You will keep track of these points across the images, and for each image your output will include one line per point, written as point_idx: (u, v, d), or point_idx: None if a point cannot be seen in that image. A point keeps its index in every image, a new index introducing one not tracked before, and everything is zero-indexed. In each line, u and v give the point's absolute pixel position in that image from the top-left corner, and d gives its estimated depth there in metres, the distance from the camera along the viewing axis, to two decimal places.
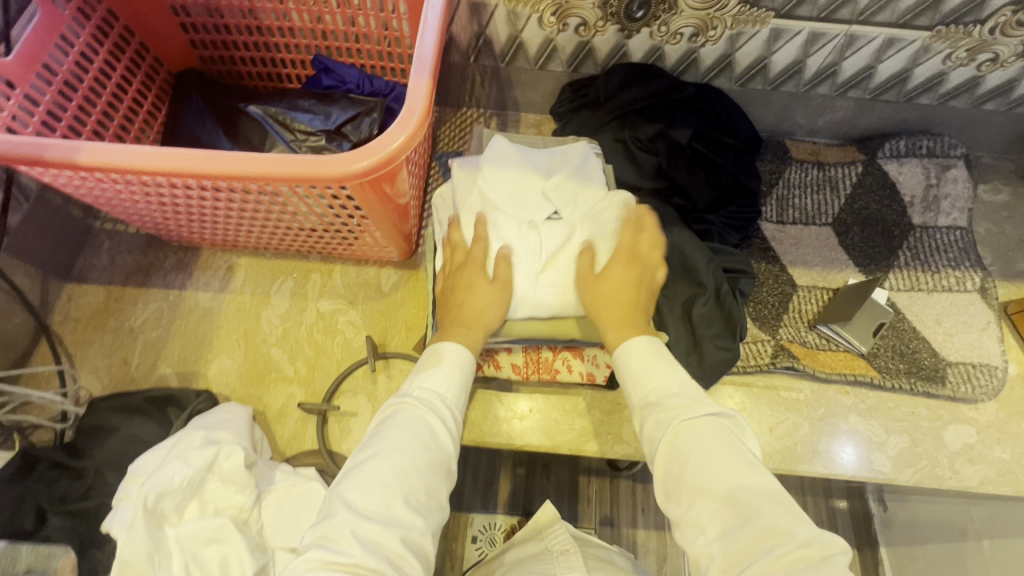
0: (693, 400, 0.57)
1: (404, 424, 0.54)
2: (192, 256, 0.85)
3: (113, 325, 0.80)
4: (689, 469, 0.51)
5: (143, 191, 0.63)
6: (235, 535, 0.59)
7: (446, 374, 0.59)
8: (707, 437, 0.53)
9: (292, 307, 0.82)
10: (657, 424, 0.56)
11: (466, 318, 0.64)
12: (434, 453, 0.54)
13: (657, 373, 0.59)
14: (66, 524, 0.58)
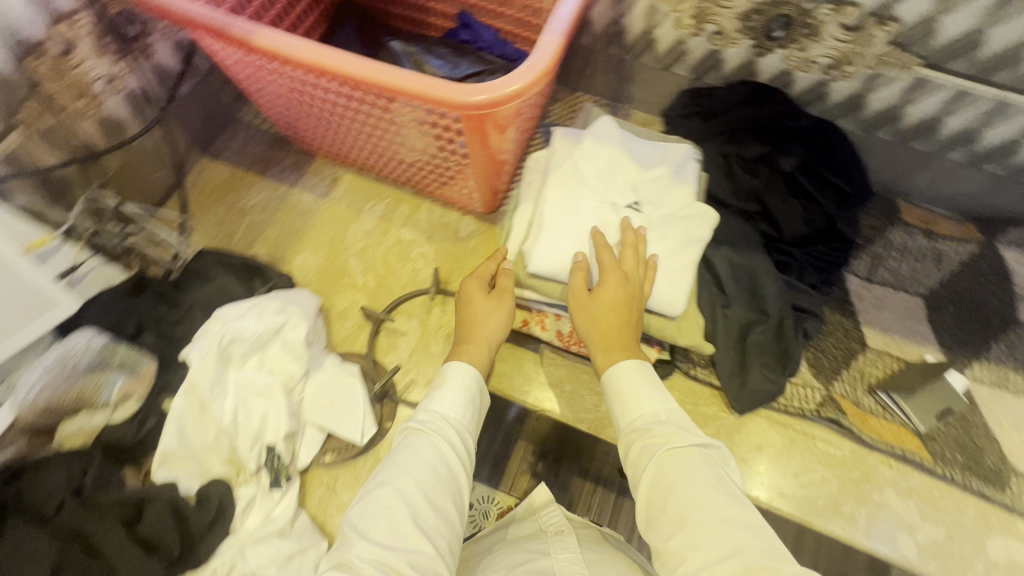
0: (681, 427, 0.57)
1: (414, 446, 0.58)
2: (308, 161, 0.95)
3: (229, 200, 0.91)
4: (677, 498, 0.52)
5: (289, 85, 0.72)
6: (281, 396, 0.66)
7: (456, 396, 0.63)
8: (694, 465, 0.54)
9: (377, 227, 0.90)
10: (646, 449, 0.57)
11: (469, 333, 0.69)
12: (444, 476, 0.57)
13: (645, 398, 0.60)
14: (156, 343, 0.68)
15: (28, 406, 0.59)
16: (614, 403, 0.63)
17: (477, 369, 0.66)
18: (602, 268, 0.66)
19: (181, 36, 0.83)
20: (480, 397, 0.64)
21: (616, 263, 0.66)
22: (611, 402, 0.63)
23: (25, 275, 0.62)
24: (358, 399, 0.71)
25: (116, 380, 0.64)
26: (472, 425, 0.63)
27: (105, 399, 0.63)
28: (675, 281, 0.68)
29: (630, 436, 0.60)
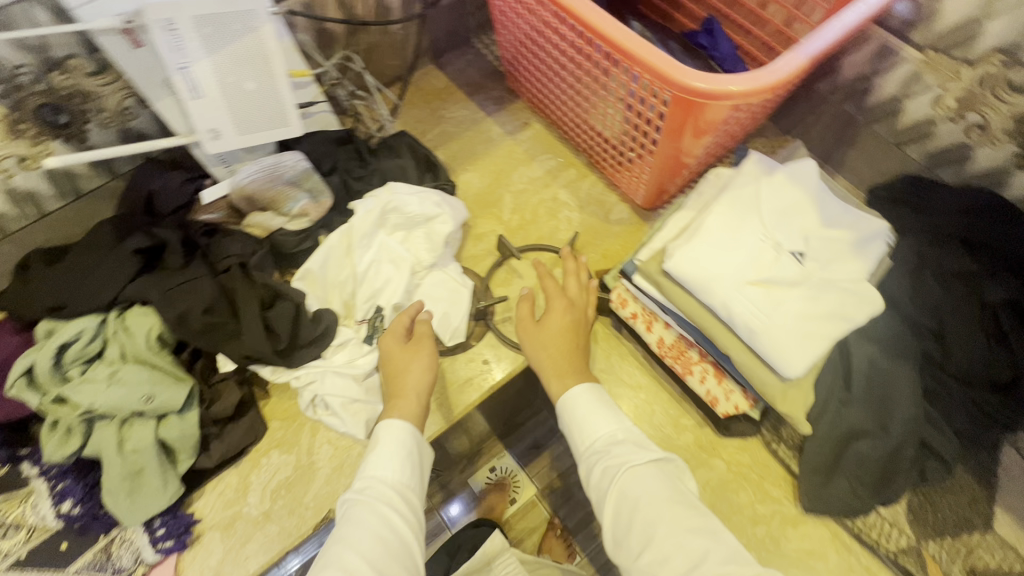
0: (635, 445, 0.62)
1: (358, 517, 0.58)
2: (511, 100, 1.02)
3: (434, 106, 1.02)
4: (642, 513, 0.57)
5: (533, 23, 0.80)
6: (407, 272, 0.75)
7: (396, 460, 0.63)
8: (652, 480, 0.59)
9: (541, 178, 0.94)
10: (607, 471, 0.61)
11: (397, 383, 0.68)
12: (395, 545, 0.57)
13: (597, 424, 0.64)
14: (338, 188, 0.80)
15: (240, 188, 0.74)
16: (569, 432, 0.66)
17: (411, 422, 0.65)
18: (551, 300, 0.75)
19: None
20: (418, 453, 0.64)
21: (559, 290, 0.76)
22: (567, 433, 0.67)
23: (280, 95, 0.75)
24: (461, 310, 0.77)
25: (301, 201, 0.76)
26: (415, 482, 0.63)
27: (288, 211, 0.76)
28: (802, 344, 0.63)
29: (587, 461, 0.63)
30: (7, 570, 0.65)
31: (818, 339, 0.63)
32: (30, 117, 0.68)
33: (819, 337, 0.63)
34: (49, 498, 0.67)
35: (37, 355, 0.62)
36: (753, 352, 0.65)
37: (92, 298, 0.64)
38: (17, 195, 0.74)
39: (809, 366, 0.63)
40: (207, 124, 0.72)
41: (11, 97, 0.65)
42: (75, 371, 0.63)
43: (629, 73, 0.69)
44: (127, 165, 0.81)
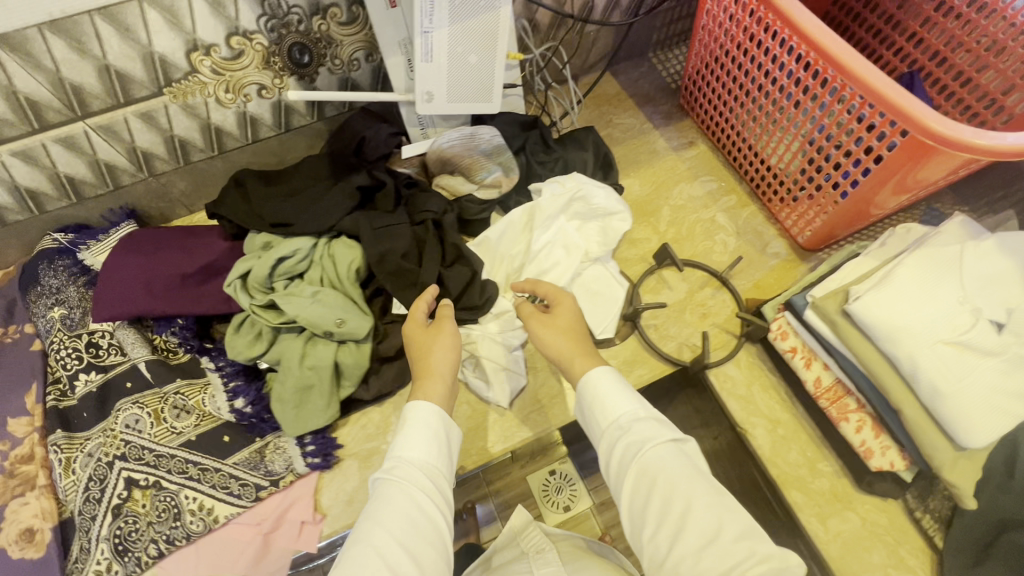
0: (658, 425, 0.57)
1: (389, 497, 0.53)
2: (679, 118, 1.04)
3: (603, 109, 1.04)
4: (659, 492, 0.51)
5: (746, 49, 0.82)
6: (577, 259, 0.77)
7: (426, 439, 0.57)
8: (673, 463, 0.53)
9: (701, 198, 0.95)
10: (625, 450, 0.56)
11: (423, 364, 0.63)
12: (422, 525, 0.52)
13: (619, 400, 0.58)
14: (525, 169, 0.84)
15: (438, 151, 0.80)
16: (587, 410, 0.61)
17: (437, 402, 0.60)
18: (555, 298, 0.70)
19: None
20: (447, 430, 0.59)
21: (560, 291, 0.71)
22: (584, 410, 0.61)
23: (494, 72, 0.79)
24: (614, 307, 0.80)
25: (492, 171, 0.81)
26: (444, 460, 0.58)
27: (479, 180, 0.81)
28: (987, 416, 0.61)
29: (606, 437, 0.58)
30: (179, 448, 0.72)
31: (1005, 416, 0.60)
32: (282, 52, 0.75)
33: (1006, 413, 0.61)
34: (225, 393, 0.74)
35: (259, 261, 0.70)
36: (928, 412, 0.63)
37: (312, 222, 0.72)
38: (244, 119, 0.82)
39: (989, 440, 0.61)
40: (425, 86, 0.78)
41: (276, 32, 0.72)
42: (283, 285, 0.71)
43: (858, 110, 0.70)
44: (335, 111, 0.88)
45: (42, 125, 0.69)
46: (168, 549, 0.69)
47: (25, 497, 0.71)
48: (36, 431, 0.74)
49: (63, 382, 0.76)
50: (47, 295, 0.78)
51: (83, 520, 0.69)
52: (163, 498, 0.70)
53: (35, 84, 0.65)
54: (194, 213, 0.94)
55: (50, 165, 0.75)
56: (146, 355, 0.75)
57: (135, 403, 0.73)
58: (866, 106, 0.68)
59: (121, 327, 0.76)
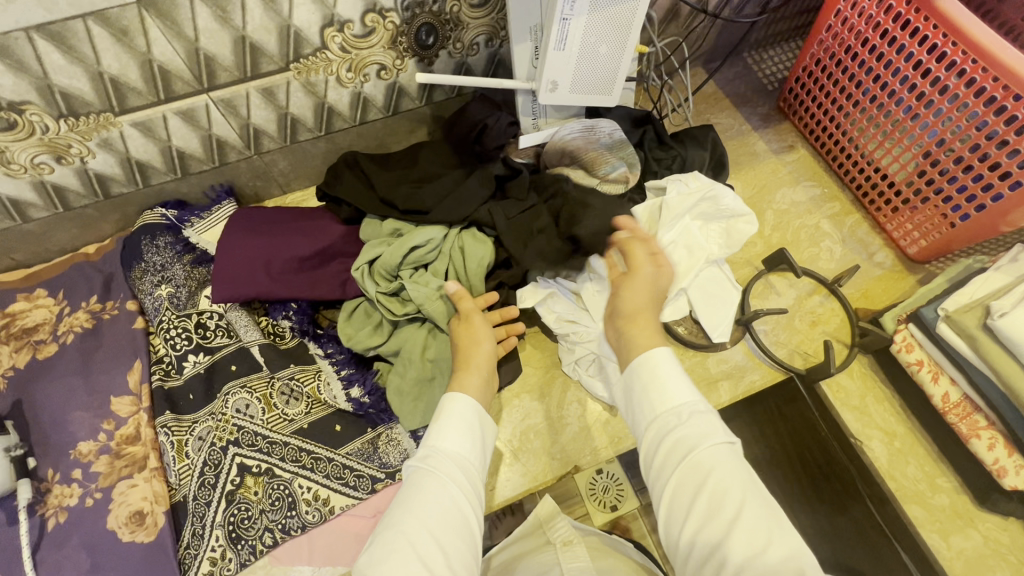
0: (714, 422, 0.50)
1: (420, 485, 0.50)
2: (778, 120, 1.01)
3: (701, 107, 1.02)
4: (706, 491, 0.45)
5: (876, 51, 0.79)
6: (700, 260, 0.76)
7: (462, 432, 0.55)
8: (724, 464, 0.47)
9: (805, 204, 0.93)
10: (674, 443, 0.49)
11: (461, 357, 0.64)
12: (456, 517, 0.49)
13: (676, 387, 0.52)
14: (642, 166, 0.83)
15: (560, 143, 0.80)
16: (632, 393, 0.55)
17: (473, 397, 0.59)
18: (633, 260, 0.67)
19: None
20: (482, 426, 0.57)
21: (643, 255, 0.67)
22: (629, 392, 0.55)
23: (619, 65, 0.77)
24: (727, 312, 0.79)
25: (616, 165, 0.78)
26: (479, 454, 0.55)
27: (602, 173, 0.78)
28: None
29: (650, 425, 0.52)
30: (291, 435, 0.70)
31: None
32: (410, 33, 0.73)
33: None
34: (339, 380, 0.73)
35: (389, 249, 0.70)
36: None
37: (447, 211, 0.72)
38: (357, 100, 0.80)
39: None
40: (551, 76, 0.75)
41: (410, 12, 0.70)
42: (408, 273, 0.71)
43: (1015, 114, 0.67)
44: (443, 95, 0.85)
45: (168, 96, 0.67)
46: (283, 538, 0.67)
47: (133, 479, 0.69)
48: (143, 411, 0.72)
49: (168, 361, 0.74)
50: (152, 271, 0.77)
51: (195, 505, 0.68)
52: (276, 486, 0.68)
53: (171, 53, 0.62)
54: (286, 193, 0.91)
55: (164, 138, 0.72)
56: (259, 338, 0.74)
57: (244, 387, 0.71)
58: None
59: (231, 308, 0.74)
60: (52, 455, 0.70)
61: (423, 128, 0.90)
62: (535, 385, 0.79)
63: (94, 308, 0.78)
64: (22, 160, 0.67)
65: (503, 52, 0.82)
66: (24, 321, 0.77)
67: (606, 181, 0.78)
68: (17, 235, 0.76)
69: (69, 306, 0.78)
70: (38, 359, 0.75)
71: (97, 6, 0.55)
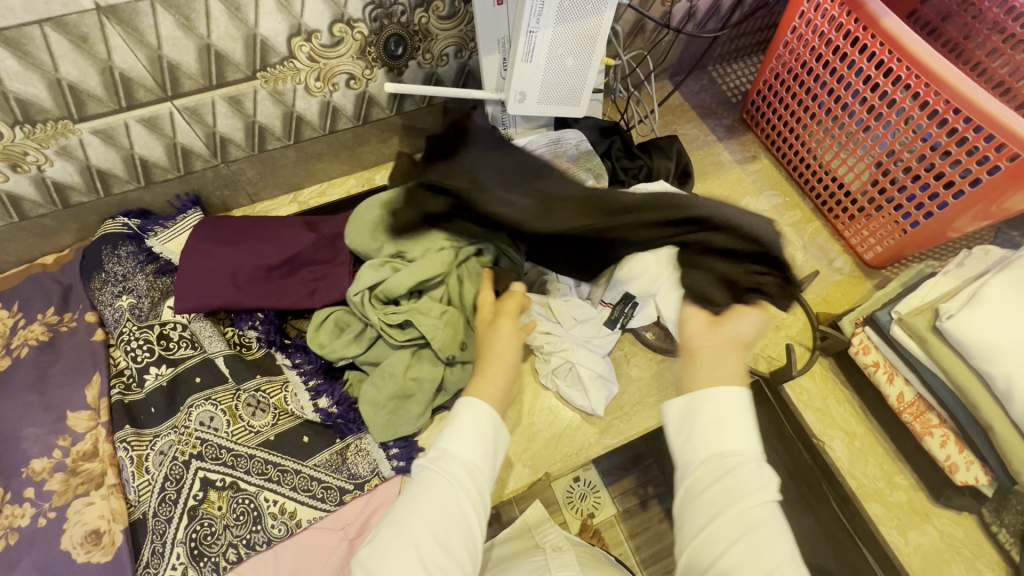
0: (769, 477, 0.50)
1: (427, 489, 0.50)
2: (742, 132, 1.05)
3: (668, 118, 1.05)
4: (751, 544, 0.46)
5: (829, 66, 0.83)
6: None
7: (474, 438, 0.53)
8: (769, 523, 0.48)
9: (768, 213, 0.97)
10: (727, 488, 0.49)
11: (483, 365, 0.59)
12: (457, 523, 0.48)
13: (742, 433, 0.51)
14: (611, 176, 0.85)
15: None
16: (693, 422, 0.53)
17: (492, 405, 0.55)
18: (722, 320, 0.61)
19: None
20: (495, 432, 0.54)
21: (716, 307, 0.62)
22: (690, 419, 0.53)
23: (586, 77, 0.79)
24: None
25: (582, 179, 0.80)
26: (489, 462, 0.53)
27: None
28: None
29: (705, 459, 0.51)
30: (256, 447, 0.69)
31: None
32: (379, 43, 0.73)
33: None
34: (308, 392, 0.71)
35: (394, 276, 0.68)
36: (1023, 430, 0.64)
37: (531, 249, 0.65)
38: (326, 109, 0.80)
39: None
40: (519, 87, 0.77)
41: (378, 22, 0.71)
42: (406, 299, 0.70)
43: (956, 127, 0.70)
44: (414, 105, 0.86)
45: (129, 104, 0.66)
46: (247, 553, 0.65)
47: (89, 496, 0.67)
48: (101, 426, 0.69)
49: (129, 374, 0.72)
50: (112, 282, 0.75)
51: (155, 522, 0.66)
52: (240, 501, 0.67)
53: (134, 61, 0.62)
54: (255, 202, 0.91)
55: (127, 146, 0.71)
56: (224, 349, 0.72)
57: (209, 399, 0.70)
58: (967, 122, 0.69)
59: (196, 319, 0.73)
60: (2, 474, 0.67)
61: (394, 137, 0.91)
62: None
63: (50, 320, 0.76)
64: None
65: (473, 63, 0.84)
66: None
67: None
68: None
69: (24, 318, 0.76)
70: None
71: (55, 13, 0.54)
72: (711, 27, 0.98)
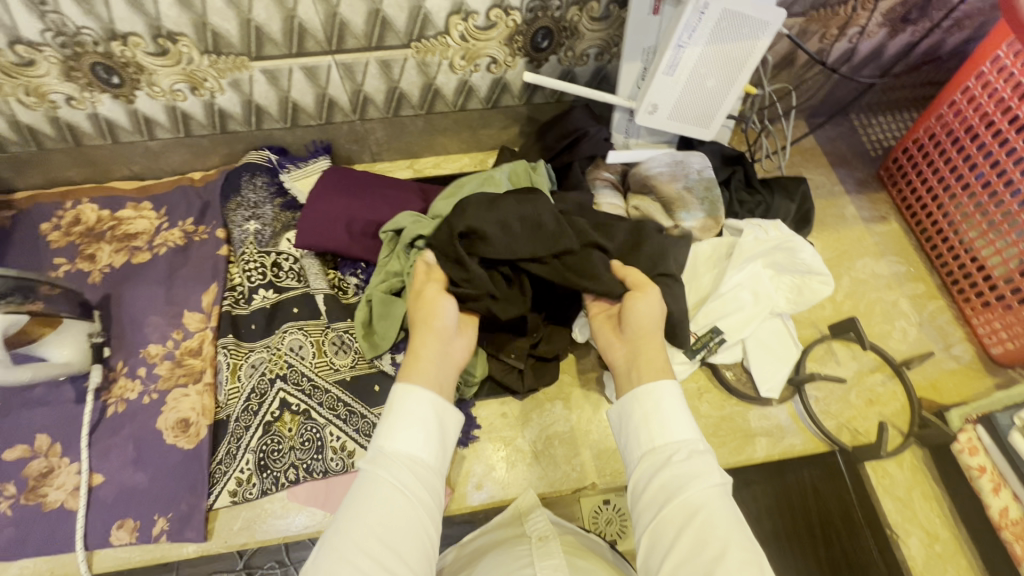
0: (710, 464, 0.51)
1: (373, 491, 0.49)
2: (875, 190, 0.98)
3: (796, 159, 0.99)
4: (693, 530, 0.47)
5: (998, 137, 0.75)
6: (765, 310, 0.75)
7: (412, 431, 0.52)
8: (716, 507, 0.48)
9: (886, 279, 0.89)
10: (664, 483, 0.50)
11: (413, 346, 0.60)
12: (409, 524, 0.48)
13: (671, 425, 0.53)
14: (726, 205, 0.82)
15: (644, 172, 0.80)
16: (631, 420, 0.56)
17: (423, 389, 0.55)
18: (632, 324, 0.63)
19: (930, 46, 0.89)
20: (445, 432, 0.55)
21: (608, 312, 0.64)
22: (629, 420, 0.56)
23: (723, 101, 0.77)
24: (786, 367, 0.77)
25: (695, 215, 0.77)
26: (437, 460, 0.53)
27: (677, 220, 0.78)
28: None
29: (643, 458, 0.53)
30: (333, 384, 0.74)
31: None
32: (528, 34, 0.76)
33: None
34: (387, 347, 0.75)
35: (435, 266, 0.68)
36: None
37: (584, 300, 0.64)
38: (462, 87, 0.83)
39: None
40: (653, 98, 0.76)
41: (533, 14, 0.73)
42: None
43: None
44: (543, 98, 0.88)
45: (299, 51, 0.73)
46: (305, 477, 0.70)
47: (187, 389, 0.75)
48: (210, 330, 0.78)
49: (241, 290, 0.80)
50: (245, 207, 0.83)
51: (235, 426, 0.72)
52: (309, 428, 0.72)
53: (313, 13, 0.68)
54: (375, 161, 0.96)
55: (285, 89, 0.78)
56: (325, 289, 0.77)
57: (301, 329, 0.76)
58: None
59: (307, 255, 0.79)
60: (125, 350, 0.77)
61: (516, 126, 0.93)
62: (569, 395, 0.79)
63: (188, 228, 0.85)
64: (164, 84, 0.74)
65: (610, 68, 0.84)
66: (128, 227, 0.85)
67: (678, 228, 0.78)
68: (141, 150, 0.85)
69: (167, 222, 0.86)
70: (133, 263, 0.83)
71: None
72: (866, 72, 0.92)
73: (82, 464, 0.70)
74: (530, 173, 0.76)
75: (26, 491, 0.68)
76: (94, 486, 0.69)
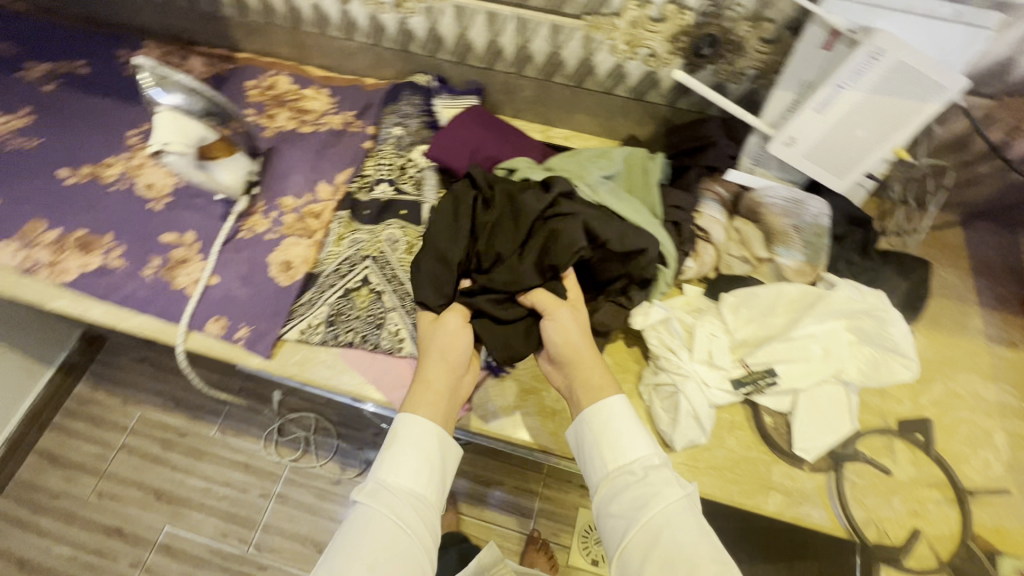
0: (674, 483, 0.60)
1: (376, 521, 0.59)
2: (1015, 313, 0.87)
3: (935, 251, 0.91)
4: (660, 539, 0.56)
5: None
6: (831, 370, 0.72)
7: (416, 462, 0.63)
8: (683, 522, 0.57)
9: (989, 405, 0.80)
10: (629, 498, 0.60)
11: (422, 374, 0.69)
12: (408, 549, 0.58)
13: (633, 447, 0.63)
14: (832, 260, 0.79)
15: (758, 198, 0.80)
16: (594, 440, 0.65)
17: (433, 423, 0.66)
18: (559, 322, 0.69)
19: None
20: (444, 467, 0.65)
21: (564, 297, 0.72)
22: (591, 439, 0.65)
23: (865, 156, 0.75)
24: (833, 436, 0.72)
25: (793, 254, 0.78)
26: (434, 491, 0.64)
27: (775, 254, 0.78)
28: None
29: (608, 475, 0.63)
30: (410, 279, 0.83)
31: None
32: (694, 37, 0.79)
33: None
34: None
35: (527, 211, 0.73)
36: None
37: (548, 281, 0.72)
38: (615, 71, 0.89)
39: None
40: (793, 132, 0.76)
41: (705, 18, 0.76)
42: None
43: None
44: (687, 105, 0.90)
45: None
46: (358, 344, 0.80)
47: (299, 239, 0.88)
48: (333, 201, 0.91)
49: (368, 180, 0.92)
50: (397, 114, 0.95)
51: (324, 282, 0.85)
52: (377, 306, 0.82)
53: None
54: (515, 117, 1.05)
55: (466, 26, 0.89)
56: (434, 201, 0.88)
57: (402, 227, 0.87)
58: None
59: (430, 169, 0.90)
60: (268, 194, 0.92)
61: (652, 125, 0.97)
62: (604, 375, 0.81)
63: (348, 119, 1.00)
64: None
65: (762, 94, 0.85)
66: (306, 104, 1.02)
67: (772, 261, 0.79)
68: (339, 45, 1.01)
69: (335, 109, 1.01)
70: (298, 131, 0.98)
71: None
72: None
73: (207, 264, 0.86)
74: (646, 162, 0.81)
75: (166, 267, 0.87)
76: (209, 285, 0.85)
